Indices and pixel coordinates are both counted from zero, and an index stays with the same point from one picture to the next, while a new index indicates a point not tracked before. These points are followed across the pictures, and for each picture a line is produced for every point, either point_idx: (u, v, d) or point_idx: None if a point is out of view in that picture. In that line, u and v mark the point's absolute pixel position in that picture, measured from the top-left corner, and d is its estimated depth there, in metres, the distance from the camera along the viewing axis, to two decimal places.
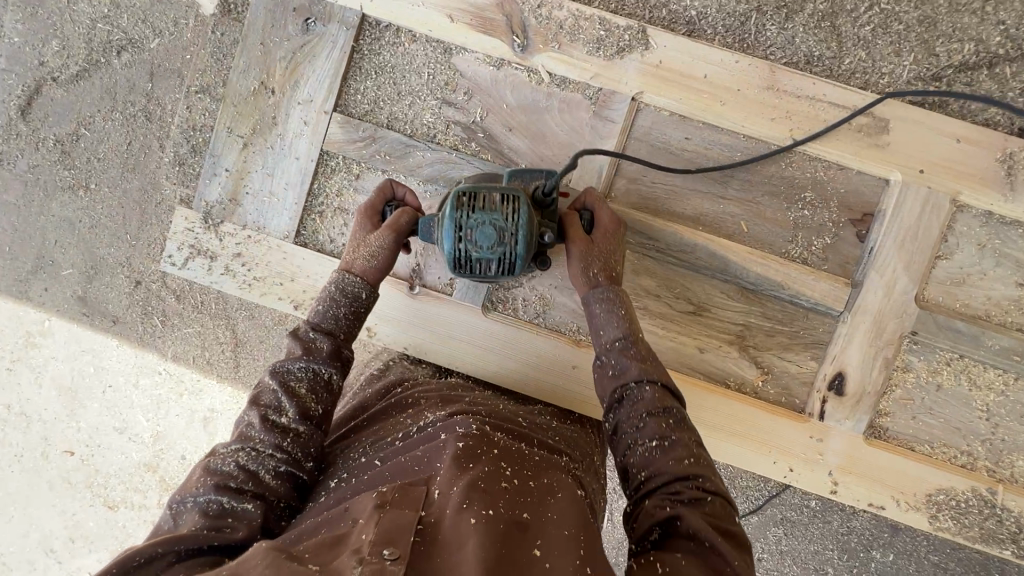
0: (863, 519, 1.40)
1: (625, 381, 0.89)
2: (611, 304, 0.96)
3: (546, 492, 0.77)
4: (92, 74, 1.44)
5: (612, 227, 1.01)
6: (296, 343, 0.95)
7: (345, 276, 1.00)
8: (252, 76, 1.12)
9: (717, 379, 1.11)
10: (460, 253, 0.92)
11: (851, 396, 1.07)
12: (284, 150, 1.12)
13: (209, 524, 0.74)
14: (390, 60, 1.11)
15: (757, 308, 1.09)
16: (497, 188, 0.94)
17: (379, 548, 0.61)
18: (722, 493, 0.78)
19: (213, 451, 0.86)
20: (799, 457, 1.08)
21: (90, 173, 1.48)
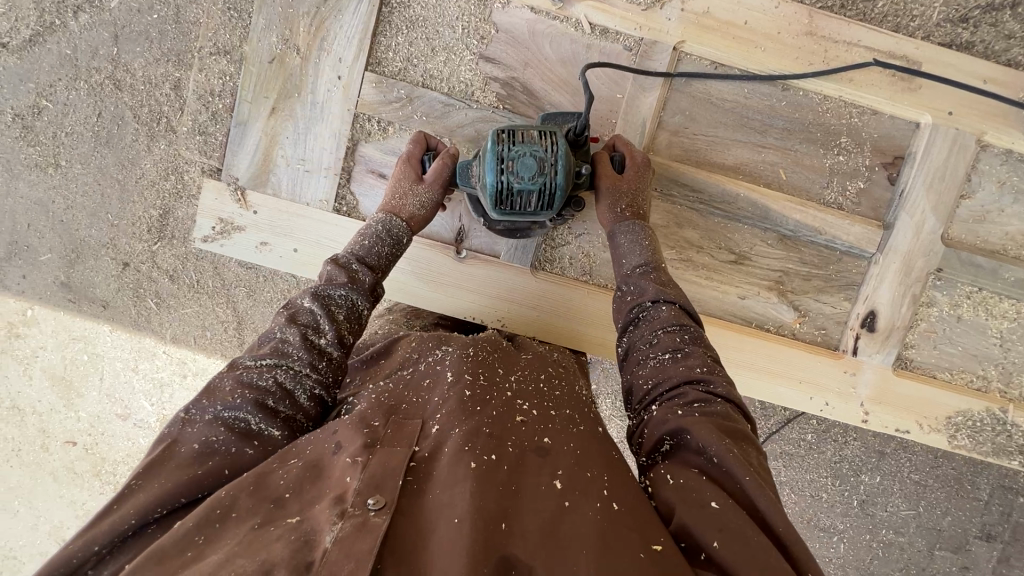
0: (853, 447, 1.53)
1: (642, 301, 0.91)
2: (636, 236, 0.99)
3: (564, 430, 0.74)
4: (47, 39, 1.37)
5: (640, 164, 1.02)
6: (337, 271, 0.92)
7: (391, 219, 1.00)
8: (274, 34, 1.05)
9: (756, 324, 1.15)
10: (502, 185, 0.91)
11: (882, 331, 1.14)
12: (315, 113, 1.07)
13: (228, 445, 0.68)
14: (421, 13, 1.06)
15: (795, 255, 1.13)
16: (534, 127, 0.95)
17: (364, 498, 0.58)
18: (733, 399, 0.77)
19: (237, 363, 0.78)
20: (834, 390, 1.15)
21: (59, 149, 1.41)
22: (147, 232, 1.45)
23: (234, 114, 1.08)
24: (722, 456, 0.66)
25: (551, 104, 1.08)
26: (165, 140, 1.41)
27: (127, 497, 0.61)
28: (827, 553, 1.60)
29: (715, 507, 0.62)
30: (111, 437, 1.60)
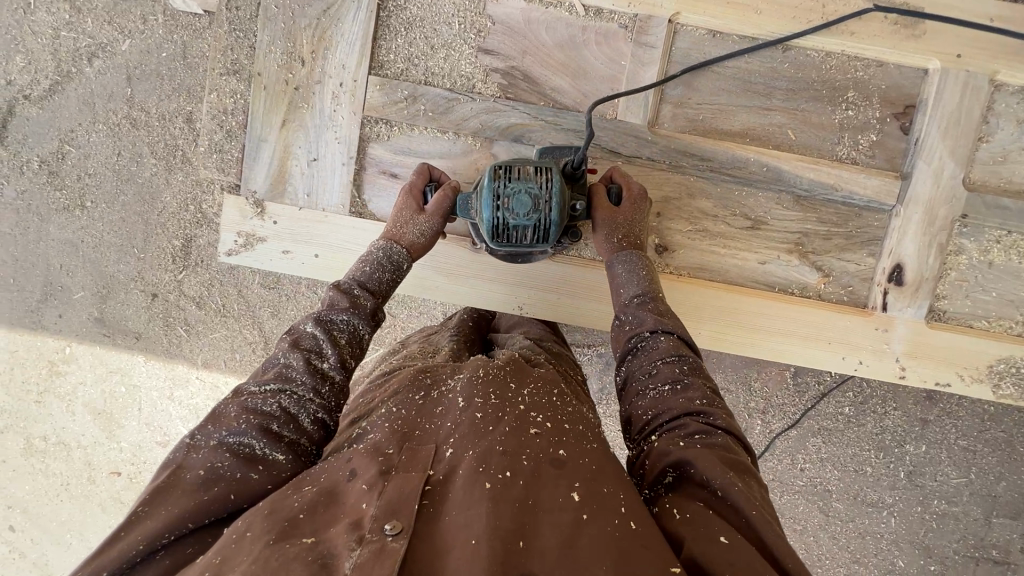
0: (895, 417, 1.49)
1: (640, 332, 0.92)
2: (633, 265, 1.01)
3: (579, 443, 0.72)
4: (65, 87, 1.45)
5: (637, 198, 1.04)
6: (339, 296, 0.92)
7: (392, 246, 1.02)
8: (280, 49, 1.09)
9: (780, 289, 1.14)
10: (498, 220, 0.95)
11: (910, 284, 1.11)
12: (324, 121, 1.10)
13: (233, 470, 0.68)
14: (418, 14, 1.09)
15: (812, 215, 1.12)
16: (530, 163, 0.99)
17: (381, 524, 0.59)
18: (733, 432, 0.77)
19: (240, 390, 0.78)
20: (867, 349, 1.13)
21: (83, 191, 1.49)
22: (172, 262, 1.51)
23: (248, 129, 1.11)
24: (726, 490, 0.67)
25: (553, 89, 1.10)
26: (182, 171, 1.48)
27: (133, 525, 0.62)
28: (879, 528, 1.55)
29: (725, 540, 0.61)
30: (152, 466, 1.64)
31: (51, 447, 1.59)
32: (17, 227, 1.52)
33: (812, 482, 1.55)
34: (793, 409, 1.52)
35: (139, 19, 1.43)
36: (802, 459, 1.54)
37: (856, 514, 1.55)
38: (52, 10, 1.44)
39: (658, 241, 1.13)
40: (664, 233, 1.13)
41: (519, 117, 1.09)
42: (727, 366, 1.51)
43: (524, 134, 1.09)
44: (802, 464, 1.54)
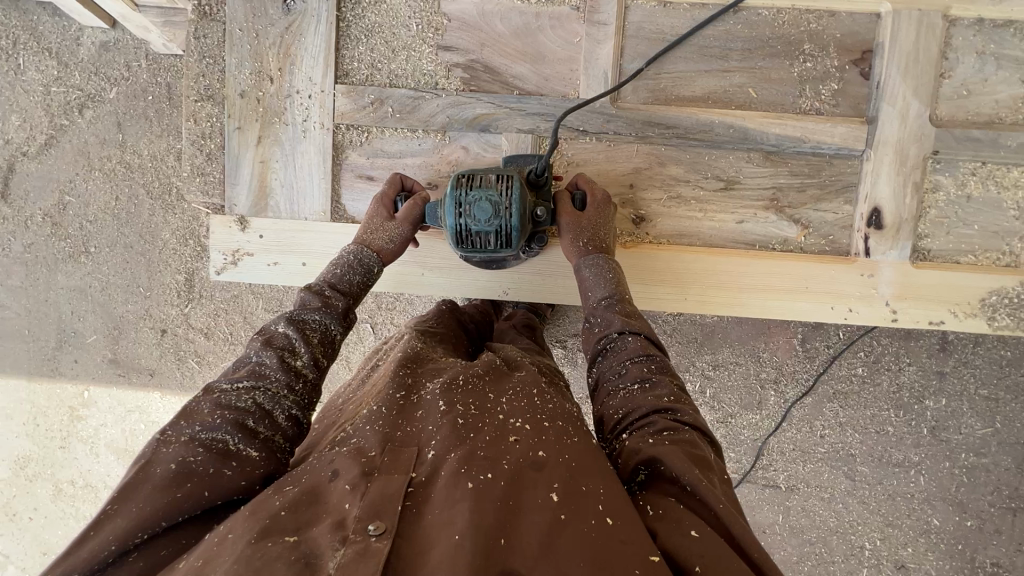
0: (910, 373, 1.48)
1: (608, 333, 0.93)
2: (600, 268, 1.02)
3: (560, 440, 0.73)
4: (61, 139, 1.58)
5: (600, 202, 1.06)
6: (311, 296, 0.96)
7: (363, 249, 1.05)
8: (248, 69, 1.13)
9: (761, 246, 1.15)
10: (461, 228, 1.00)
11: (891, 227, 1.11)
12: (299, 133, 1.14)
13: (206, 465, 0.69)
14: (376, 20, 1.12)
15: (783, 169, 1.13)
16: (492, 171, 1.02)
17: (364, 524, 0.60)
18: (699, 427, 0.79)
19: (212, 387, 0.79)
20: (855, 296, 1.13)
21: (88, 237, 1.59)
22: (177, 297, 1.58)
23: (226, 150, 1.16)
24: (696, 484, 0.68)
25: (515, 77, 1.12)
26: (178, 208, 1.57)
27: (104, 522, 0.63)
28: (908, 487, 1.52)
29: (694, 535, 0.62)
30: None
31: (79, 489, 1.63)
32: (30, 279, 1.62)
33: (830, 447, 1.53)
34: (806, 375, 1.51)
35: (123, 67, 1.55)
36: (819, 425, 1.52)
37: (883, 476, 1.53)
38: (42, 69, 1.57)
39: (635, 212, 1.15)
40: (640, 203, 1.14)
41: (485, 107, 1.12)
42: (735, 340, 1.52)
43: (490, 124, 1.12)
44: (821, 430, 1.53)
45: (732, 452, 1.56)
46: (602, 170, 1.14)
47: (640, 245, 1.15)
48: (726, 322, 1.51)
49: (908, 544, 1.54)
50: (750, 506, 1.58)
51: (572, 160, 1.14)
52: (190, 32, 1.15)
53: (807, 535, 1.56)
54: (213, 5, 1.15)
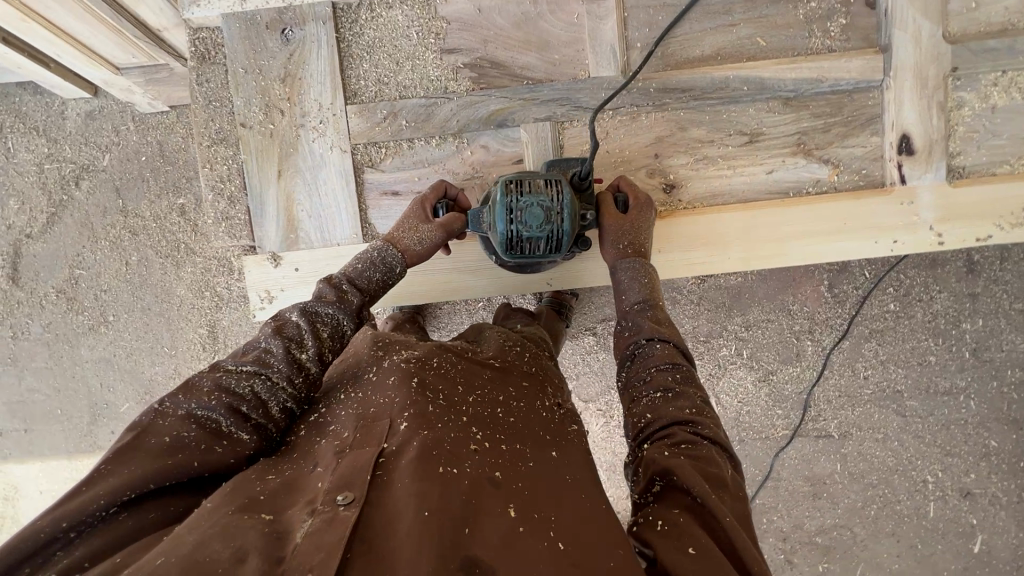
0: (942, 300, 1.46)
1: (636, 338, 0.94)
2: (636, 273, 1.02)
3: (517, 462, 0.72)
4: (62, 215, 1.67)
5: (643, 205, 1.06)
6: (328, 290, 0.93)
7: (388, 248, 1.03)
8: (256, 105, 1.12)
9: (793, 193, 1.14)
10: (511, 234, 0.99)
11: (922, 150, 1.10)
12: (318, 161, 1.13)
13: (199, 441, 0.68)
14: (376, 35, 1.12)
15: (805, 112, 1.12)
16: (540, 176, 1.01)
17: (333, 496, 0.59)
18: (720, 443, 0.78)
19: (219, 365, 0.77)
20: (898, 226, 1.12)
21: (105, 307, 1.65)
22: (203, 350, 1.64)
23: (247, 189, 1.15)
24: (705, 496, 0.67)
25: (523, 67, 1.12)
26: (187, 262, 1.64)
27: (95, 480, 0.60)
28: (961, 413, 1.51)
29: (693, 552, 0.61)
30: None
31: None
32: (54, 358, 1.67)
33: (872, 387, 1.51)
34: (839, 320, 1.49)
35: (110, 134, 1.65)
36: (860, 367, 1.50)
37: (933, 407, 1.51)
38: (31, 149, 1.67)
39: (664, 180, 1.14)
40: (668, 169, 1.14)
41: (499, 102, 1.11)
42: (762, 298, 1.50)
43: (507, 118, 1.12)
44: (863, 371, 1.51)
45: (778, 409, 1.53)
46: (626, 142, 1.13)
47: (675, 212, 1.14)
48: (751, 280, 1.49)
49: (969, 469, 1.52)
50: (805, 459, 1.55)
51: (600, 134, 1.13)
52: (192, 79, 1.14)
53: (867, 478, 1.54)
54: (209, 48, 1.14)
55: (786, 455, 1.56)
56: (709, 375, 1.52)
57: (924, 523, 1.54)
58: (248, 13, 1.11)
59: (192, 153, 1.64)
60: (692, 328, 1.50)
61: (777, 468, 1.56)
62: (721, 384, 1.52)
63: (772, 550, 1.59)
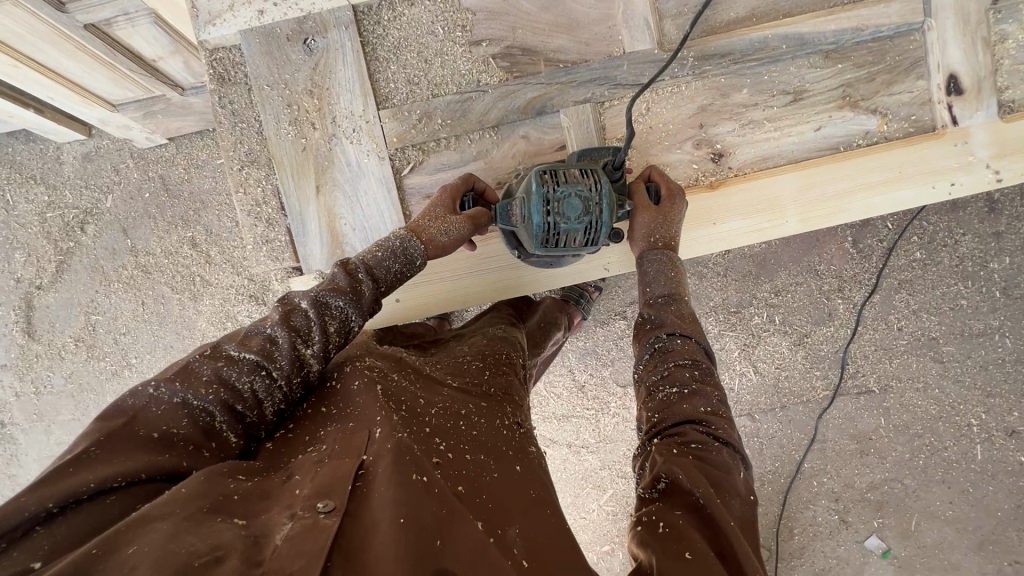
0: (967, 243, 1.39)
1: (658, 332, 0.92)
2: (662, 265, 0.99)
3: (479, 474, 0.68)
4: (71, 262, 1.62)
5: (676, 195, 1.03)
6: (342, 276, 0.84)
7: (413, 238, 0.94)
8: (284, 121, 1.09)
9: (839, 148, 1.12)
10: (549, 226, 0.93)
11: (970, 89, 1.08)
12: (357, 171, 1.10)
13: (189, 439, 0.65)
14: (401, 35, 1.09)
15: (847, 63, 1.10)
16: (573, 167, 0.98)
17: (314, 502, 0.57)
18: (732, 444, 0.77)
19: (217, 348, 0.73)
20: (956, 167, 1.09)
21: (126, 350, 1.61)
22: None
23: (286, 209, 1.11)
24: (708, 499, 0.67)
25: (555, 50, 1.08)
26: (205, 295, 1.60)
27: (82, 463, 0.57)
28: (997, 353, 1.42)
29: (689, 556, 0.60)
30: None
31: None
32: (79, 409, 1.64)
33: (904, 336, 1.44)
34: (867, 275, 1.43)
35: (112, 173, 1.61)
36: (891, 320, 1.44)
37: (971, 349, 1.43)
38: (31, 197, 1.62)
39: (713, 150, 1.12)
40: (715, 139, 1.12)
41: (536, 89, 1.08)
42: (787, 262, 1.46)
43: (545, 104, 1.08)
44: (898, 322, 1.44)
45: (816, 371, 1.47)
46: (671, 116, 1.12)
47: (727, 180, 1.12)
48: (776, 246, 1.46)
49: (1013, 408, 1.43)
50: (851, 417, 1.47)
51: (643, 109, 1.12)
52: (214, 102, 1.10)
53: (912, 429, 1.46)
54: (226, 68, 1.10)
55: (830, 415, 1.48)
56: (744, 345, 1.48)
57: (974, 467, 1.44)
58: (266, 27, 1.07)
59: (195, 185, 1.59)
60: (721, 300, 1.48)
61: (822, 430, 1.48)
62: (757, 352, 1.48)
63: (824, 512, 1.50)
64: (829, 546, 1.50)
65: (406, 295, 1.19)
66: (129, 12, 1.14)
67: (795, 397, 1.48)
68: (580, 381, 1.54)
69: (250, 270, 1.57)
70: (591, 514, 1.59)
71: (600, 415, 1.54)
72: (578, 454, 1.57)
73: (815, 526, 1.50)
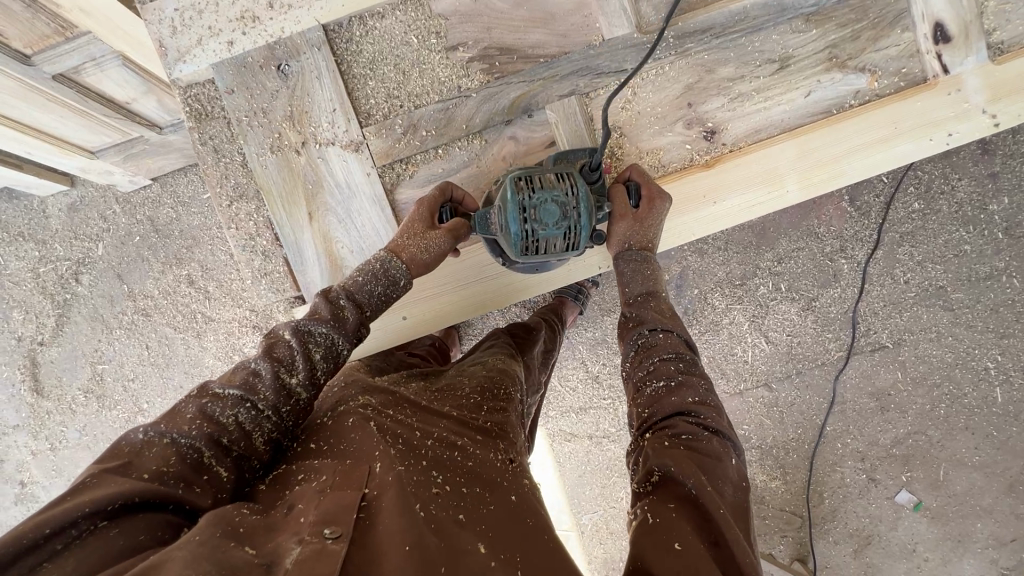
0: (964, 187, 1.37)
1: (639, 329, 0.91)
2: (638, 266, 1.00)
3: (474, 509, 0.65)
4: (70, 314, 1.60)
5: (657, 199, 1.02)
6: (323, 305, 0.84)
7: (394, 258, 0.94)
8: (268, 150, 1.07)
9: (830, 111, 1.10)
10: (527, 234, 0.92)
11: (959, 35, 1.05)
12: (347, 192, 1.08)
13: (181, 475, 0.62)
14: (376, 48, 1.07)
15: (830, 24, 1.07)
16: (549, 171, 0.97)
17: (320, 528, 0.55)
18: (721, 432, 0.76)
19: (205, 389, 0.72)
20: (949, 117, 1.07)
21: (137, 395, 1.60)
22: None
23: (281, 241, 1.09)
24: (700, 490, 0.65)
25: (532, 46, 1.06)
26: (208, 330, 1.58)
27: (81, 492, 0.55)
28: (1006, 294, 1.40)
29: (678, 549, 0.58)
30: None
31: None
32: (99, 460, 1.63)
33: (913, 290, 1.42)
34: (868, 233, 1.42)
35: (100, 220, 1.58)
36: (898, 274, 1.42)
37: (979, 293, 1.41)
38: (22, 254, 1.60)
39: (704, 128, 1.11)
40: (706, 116, 1.10)
41: (518, 88, 1.06)
42: (786, 229, 1.44)
43: (531, 103, 1.06)
44: (903, 276, 1.42)
45: (829, 333, 1.46)
46: (658, 98, 1.10)
47: (720, 157, 1.10)
48: (772, 215, 1.44)
49: None
50: (867, 377, 1.47)
51: (629, 96, 1.10)
52: (195, 139, 1.08)
53: (930, 379, 1.44)
54: (202, 104, 1.08)
55: (847, 377, 1.48)
56: (754, 316, 1.47)
57: (995, 411, 1.43)
58: (238, 57, 1.05)
59: (184, 223, 1.57)
60: (726, 275, 1.46)
61: (841, 391, 1.48)
62: (767, 322, 1.47)
63: (852, 473, 1.49)
64: (860, 505, 1.49)
65: (412, 314, 1.17)
66: (96, 57, 1.11)
67: (809, 364, 1.47)
68: (594, 372, 1.53)
69: (251, 301, 1.56)
70: (620, 502, 1.58)
71: (617, 403, 1.53)
72: (601, 444, 1.56)
73: (844, 487, 1.50)
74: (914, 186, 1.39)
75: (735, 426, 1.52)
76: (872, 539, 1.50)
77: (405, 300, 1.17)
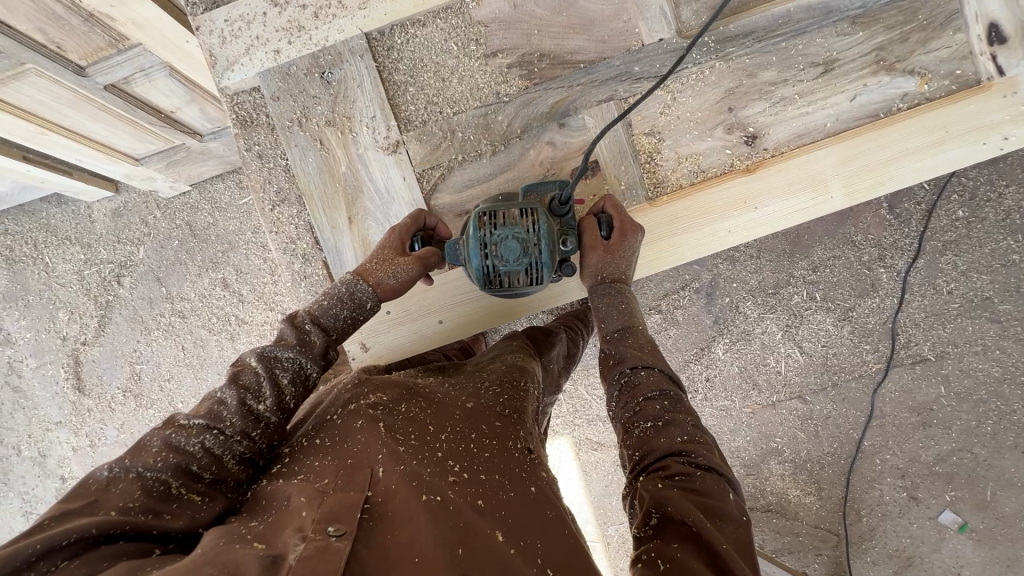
0: (1015, 195, 1.32)
1: (621, 368, 0.90)
2: (613, 301, 0.99)
3: (495, 492, 0.67)
4: (111, 315, 1.66)
5: (627, 233, 1.00)
6: (289, 331, 0.83)
7: (359, 282, 0.91)
8: (310, 153, 1.09)
9: (881, 113, 1.07)
10: (488, 270, 0.93)
11: (1015, 35, 1.01)
12: (387, 198, 1.10)
13: (147, 507, 0.62)
14: (416, 56, 1.09)
15: (877, 26, 1.05)
16: (514, 204, 0.95)
17: (323, 525, 0.56)
18: (717, 470, 0.74)
19: (172, 419, 0.72)
20: (1007, 119, 1.03)
21: (172, 395, 1.64)
22: None
23: (321, 243, 1.11)
24: (700, 525, 0.64)
25: (571, 52, 1.06)
26: (239, 334, 1.61)
27: (38, 531, 0.55)
28: None
29: None
30: None
31: None
32: None
33: (957, 301, 1.37)
34: (909, 241, 1.37)
35: (142, 224, 1.64)
36: (941, 285, 1.37)
37: None
38: (68, 257, 1.66)
39: (745, 132, 1.09)
40: (747, 121, 1.09)
41: (558, 92, 1.07)
42: (822, 237, 1.40)
43: (569, 107, 1.07)
44: (947, 287, 1.36)
45: (867, 345, 1.41)
46: (698, 103, 1.09)
47: (761, 162, 1.08)
48: (809, 221, 1.41)
49: None
50: (908, 391, 1.41)
51: (667, 100, 1.09)
52: (240, 145, 1.11)
53: (977, 395, 1.38)
54: (249, 111, 1.11)
55: (886, 391, 1.43)
56: (787, 326, 1.43)
57: None
58: (284, 65, 1.08)
59: (221, 228, 1.61)
60: (759, 282, 1.43)
61: (880, 405, 1.42)
62: (801, 332, 1.43)
63: (891, 491, 1.43)
64: (900, 525, 1.43)
65: (449, 317, 1.18)
66: (145, 68, 1.14)
67: (846, 376, 1.43)
68: None
69: (284, 304, 1.59)
70: None
71: None
72: None
73: (883, 506, 1.44)
74: (960, 193, 1.34)
75: (767, 439, 1.48)
76: (913, 561, 1.43)
77: (441, 302, 1.17)
